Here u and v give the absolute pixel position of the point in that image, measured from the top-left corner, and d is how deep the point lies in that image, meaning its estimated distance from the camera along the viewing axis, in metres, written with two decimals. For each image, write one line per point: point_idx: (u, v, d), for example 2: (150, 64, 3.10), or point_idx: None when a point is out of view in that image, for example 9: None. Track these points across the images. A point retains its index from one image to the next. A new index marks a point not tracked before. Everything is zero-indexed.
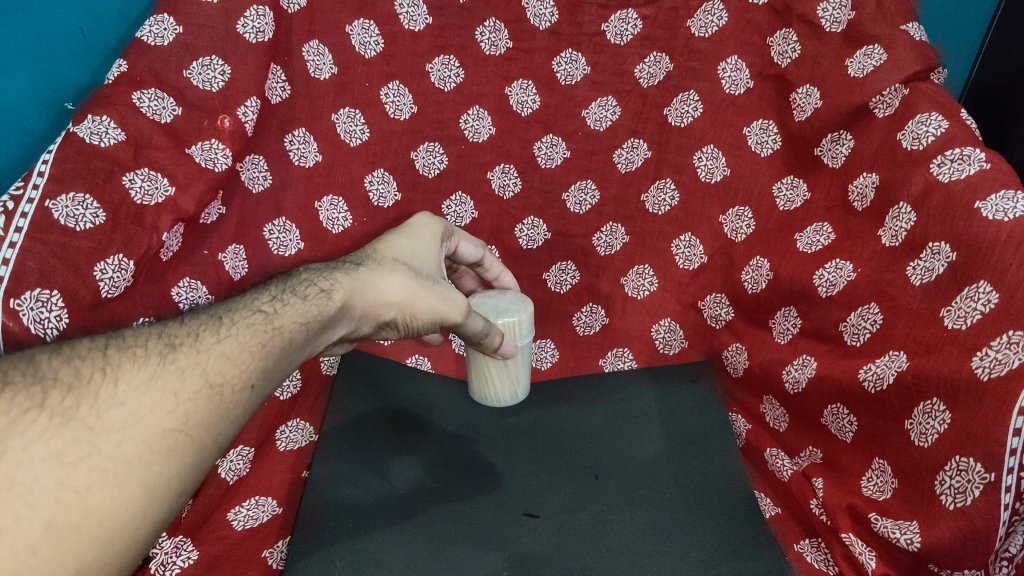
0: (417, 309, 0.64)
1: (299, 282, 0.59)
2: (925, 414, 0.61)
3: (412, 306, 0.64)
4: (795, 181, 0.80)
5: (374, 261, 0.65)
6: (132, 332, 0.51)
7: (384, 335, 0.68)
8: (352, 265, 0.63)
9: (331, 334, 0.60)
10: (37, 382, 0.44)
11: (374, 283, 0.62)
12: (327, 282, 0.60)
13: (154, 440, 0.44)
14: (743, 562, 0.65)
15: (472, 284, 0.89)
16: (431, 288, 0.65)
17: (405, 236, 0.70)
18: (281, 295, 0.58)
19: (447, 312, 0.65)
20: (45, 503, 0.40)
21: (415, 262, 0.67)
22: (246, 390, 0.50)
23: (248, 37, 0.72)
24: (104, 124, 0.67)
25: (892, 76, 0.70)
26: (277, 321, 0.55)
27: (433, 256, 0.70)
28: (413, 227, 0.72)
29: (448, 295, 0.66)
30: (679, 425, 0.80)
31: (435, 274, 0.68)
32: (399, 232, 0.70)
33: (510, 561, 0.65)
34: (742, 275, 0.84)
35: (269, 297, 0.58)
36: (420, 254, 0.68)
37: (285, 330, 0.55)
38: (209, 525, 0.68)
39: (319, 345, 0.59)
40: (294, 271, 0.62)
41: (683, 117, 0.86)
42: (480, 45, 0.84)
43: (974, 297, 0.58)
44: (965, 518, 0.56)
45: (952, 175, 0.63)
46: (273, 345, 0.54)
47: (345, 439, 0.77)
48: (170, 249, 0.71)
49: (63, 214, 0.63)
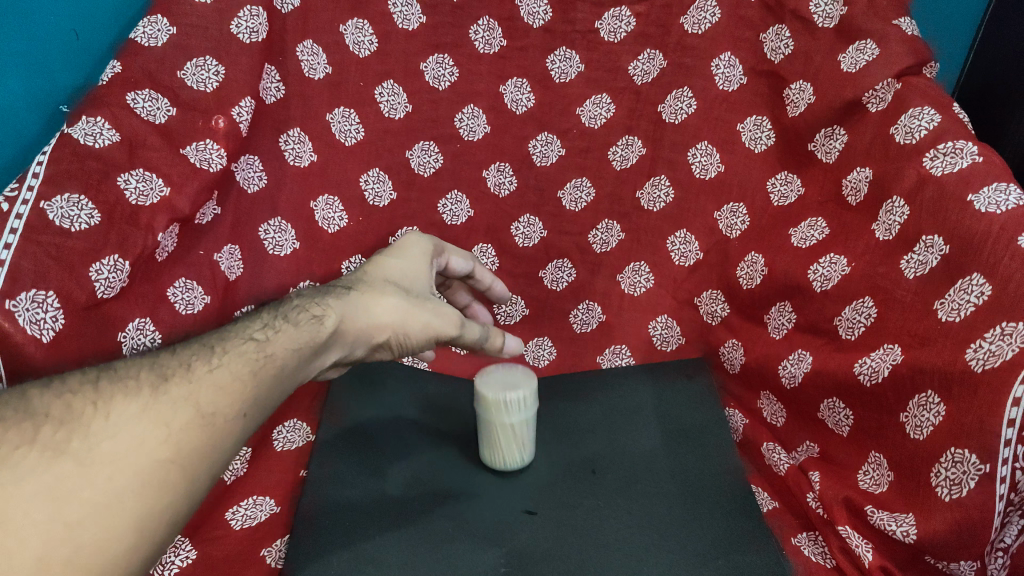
0: (411, 329, 0.64)
1: (291, 309, 0.60)
2: (921, 406, 0.61)
3: (405, 326, 0.64)
4: (789, 177, 0.80)
5: (367, 285, 0.66)
6: (125, 365, 0.51)
7: (377, 355, 0.69)
8: (343, 291, 0.64)
9: (322, 359, 0.61)
10: (28, 417, 0.45)
11: (365, 308, 0.63)
12: (319, 308, 0.61)
13: (147, 469, 0.44)
14: (739, 556, 0.66)
15: (463, 301, 0.89)
16: (423, 307, 0.66)
17: (396, 257, 0.71)
18: (274, 323, 0.59)
19: (440, 328, 0.66)
20: (35, 538, 0.39)
21: (406, 283, 0.68)
22: (238, 418, 0.51)
23: (242, 37, 0.72)
24: (98, 126, 0.67)
25: (885, 70, 0.70)
26: (269, 349, 0.56)
27: (423, 275, 0.71)
28: (404, 247, 0.73)
29: (440, 312, 0.67)
30: (674, 420, 0.81)
31: (425, 293, 0.69)
32: (389, 254, 0.71)
33: (507, 557, 0.65)
34: (737, 271, 0.84)
35: (262, 325, 0.58)
36: (410, 273, 0.70)
37: (277, 356, 0.56)
38: (206, 524, 0.67)
39: (311, 371, 0.60)
40: (286, 299, 0.62)
41: (677, 114, 0.86)
42: (473, 44, 0.84)
43: (967, 289, 0.59)
44: (961, 509, 0.57)
45: (945, 169, 0.63)
46: (265, 373, 0.54)
47: (342, 440, 0.77)
48: (165, 249, 0.70)
49: (57, 215, 0.62)
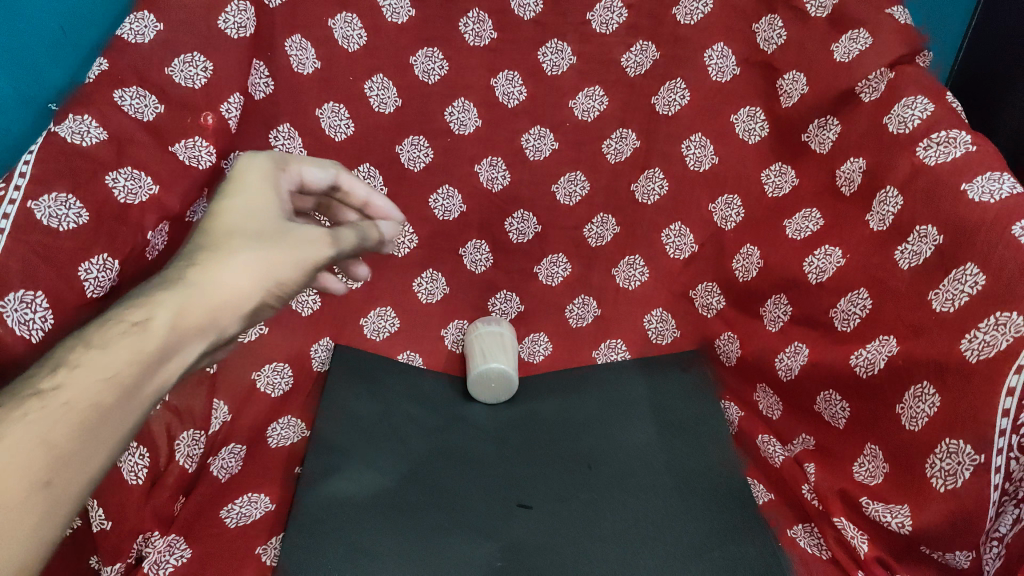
0: (281, 273, 0.52)
1: (105, 320, 0.45)
2: (916, 398, 0.61)
3: (266, 283, 0.51)
4: (784, 168, 0.80)
5: (206, 250, 0.51)
6: None
7: (253, 324, 0.54)
8: (176, 271, 0.50)
9: (173, 365, 0.46)
10: None
11: (204, 283, 0.49)
12: (142, 310, 0.46)
13: None
14: (734, 548, 0.66)
15: (355, 218, 0.70)
16: (279, 245, 0.53)
17: (236, 196, 0.56)
18: (74, 354, 0.43)
19: (310, 254, 0.54)
20: None
21: (254, 224, 0.54)
22: (67, 484, 0.39)
23: (230, 33, 0.72)
24: (85, 124, 0.64)
25: (877, 60, 0.70)
26: (80, 383, 0.41)
27: (271, 206, 0.56)
28: (241, 176, 0.58)
29: (304, 239, 0.54)
30: (670, 412, 0.81)
31: (277, 223, 0.55)
32: (226, 197, 0.56)
33: (502, 551, 0.65)
34: (733, 263, 0.84)
35: (60, 358, 0.43)
36: (252, 213, 0.55)
37: (100, 389, 0.42)
38: (199, 524, 0.66)
39: (162, 385, 0.46)
40: (100, 313, 0.47)
41: (670, 105, 0.85)
42: (463, 37, 0.84)
43: (961, 279, 0.58)
44: (956, 500, 0.56)
45: (938, 158, 0.63)
46: (92, 412, 0.41)
47: (337, 432, 0.76)
48: (156, 248, 0.69)
49: (46, 215, 0.59)
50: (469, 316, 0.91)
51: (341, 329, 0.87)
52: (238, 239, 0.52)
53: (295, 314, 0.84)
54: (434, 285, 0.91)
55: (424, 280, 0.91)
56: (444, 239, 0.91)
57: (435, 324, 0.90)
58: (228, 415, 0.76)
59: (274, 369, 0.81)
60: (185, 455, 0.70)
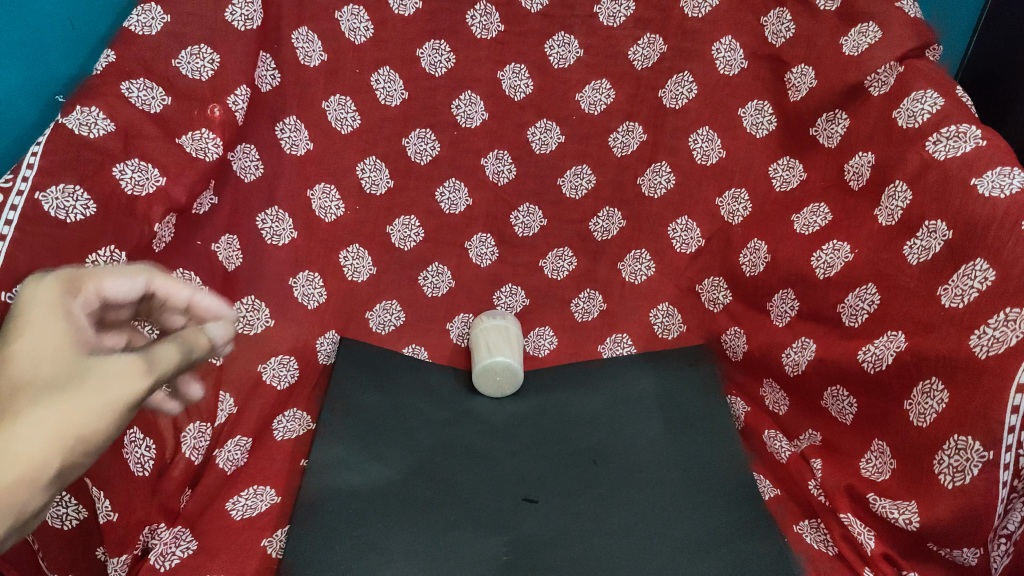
0: (83, 428, 0.39)
1: None
2: (924, 394, 0.61)
3: (57, 450, 0.39)
4: (791, 163, 0.79)
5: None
6: None
7: (68, 483, 0.42)
8: None
9: None
10: None
11: None
12: None
13: None
14: (743, 544, 0.65)
15: (182, 324, 0.56)
16: (75, 392, 0.40)
17: (7, 331, 0.42)
18: None
19: (114, 395, 0.40)
20: None
21: (41, 370, 0.40)
22: None
23: (236, 25, 0.71)
24: (93, 115, 0.63)
25: (888, 54, 0.69)
26: None
27: (63, 334, 0.42)
28: (21, 302, 0.43)
29: (111, 371, 0.41)
30: (677, 408, 0.80)
31: (78, 355, 0.42)
32: (4, 341, 0.41)
33: (509, 546, 0.65)
34: (740, 258, 0.84)
35: None
36: (32, 351, 0.41)
37: None
38: (207, 515, 0.67)
39: None
40: None
41: (678, 99, 0.85)
42: (470, 29, 0.83)
43: (971, 275, 0.58)
44: (965, 497, 0.56)
45: (948, 153, 0.63)
46: None
47: (345, 425, 0.76)
48: (163, 240, 0.69)
49: (53, 206, 0.59)
50: (474, 309, 0.91)
51: (347, 322, 0.87)
52: (19, 399, 0.39)
53: (302, 307, 0.84)
54: (439, 279, 0.91)
55: (430, 273, 0.91)
56: (450, 232, 0.90)
57: (440, 317, 0.91)
58: (234, 407, 0.76)
59: (280, 362, 0.81)
60: (191, 447, 0.70)
